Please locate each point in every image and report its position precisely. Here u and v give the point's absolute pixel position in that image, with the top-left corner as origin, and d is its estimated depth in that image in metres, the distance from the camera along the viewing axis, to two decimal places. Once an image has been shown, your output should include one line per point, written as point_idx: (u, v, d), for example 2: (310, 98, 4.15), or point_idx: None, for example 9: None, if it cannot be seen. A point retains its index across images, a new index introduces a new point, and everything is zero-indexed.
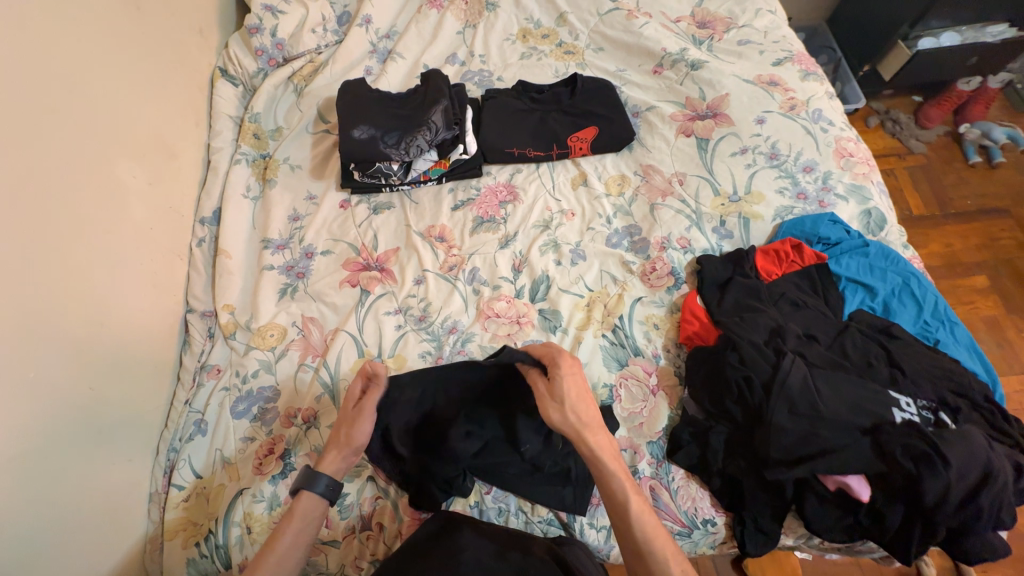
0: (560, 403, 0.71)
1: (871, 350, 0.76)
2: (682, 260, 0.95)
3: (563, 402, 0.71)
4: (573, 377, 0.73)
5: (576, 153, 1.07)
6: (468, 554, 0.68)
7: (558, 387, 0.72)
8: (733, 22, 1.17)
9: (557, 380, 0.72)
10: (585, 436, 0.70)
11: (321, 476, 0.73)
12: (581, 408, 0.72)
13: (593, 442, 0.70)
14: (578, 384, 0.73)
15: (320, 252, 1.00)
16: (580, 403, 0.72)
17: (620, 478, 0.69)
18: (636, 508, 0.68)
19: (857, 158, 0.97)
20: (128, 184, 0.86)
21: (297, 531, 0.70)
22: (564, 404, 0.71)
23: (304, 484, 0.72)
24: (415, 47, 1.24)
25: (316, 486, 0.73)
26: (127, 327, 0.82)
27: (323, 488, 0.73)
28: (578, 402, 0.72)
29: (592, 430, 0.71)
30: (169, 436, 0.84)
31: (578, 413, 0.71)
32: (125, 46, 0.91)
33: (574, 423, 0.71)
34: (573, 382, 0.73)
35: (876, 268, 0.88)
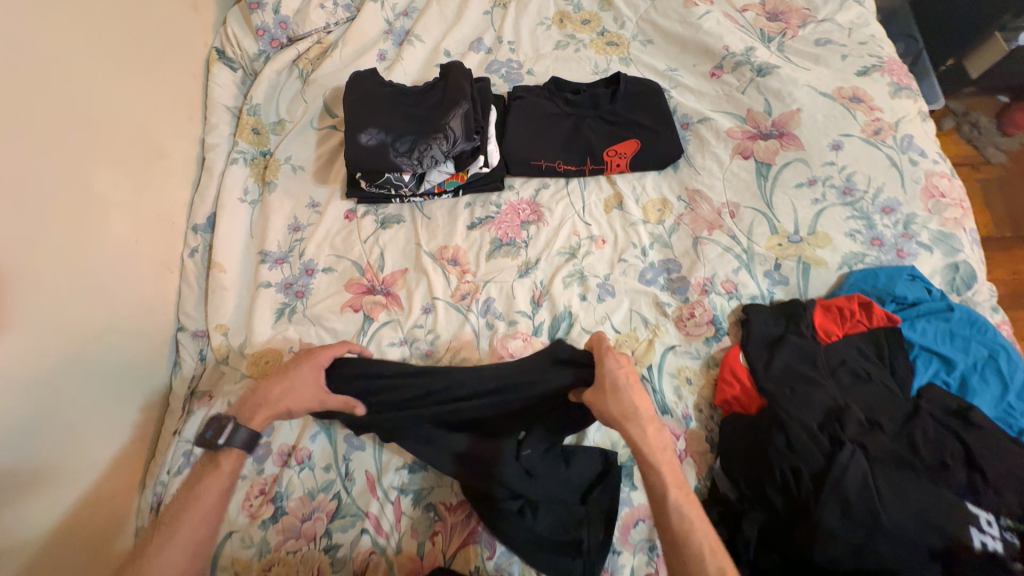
0: (601, 389, 0.69)
1: (947, 446, 0.65)
2: (725, 307, 0.83)
3: (605, 388, 0.69)
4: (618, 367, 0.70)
5: (612, 169, 0.94)
6: None
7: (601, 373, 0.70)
8: (811, 14, 0.99)
9: (601, 365, 0.71)
10: (628, 423, 0.67)
11: (241, 428, 0.68)
12: (627, 394, 0.69)
13: (636, 430, 0.66)
14: (625, 372, 0.70)
15: (321, 269, 0.91)
16: (624, 388, 0.69)
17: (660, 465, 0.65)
18: (675, 499, 0.63)
19: (949, 199, 0.81)
20: (107, 192, 0.77)
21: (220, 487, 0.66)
22: (607, 390, 0.69)
23: (219, 441, 0.67)
24: (436, 28, 1.09)
25: (236, 441, 0.68)
26: (110, 354, 0.76)
27: (242, 443, 0.68)
28: (621, 387, 0.69)
29: (643, 418, 0.67)
30: (156, 470, 0.77)
31: (622, 399, 0.68)
32: (103, 30, 0.79)
33: (616, 409, 0.68)
34: (623, 371, 0.70)
35: (956, 337, 0.75)
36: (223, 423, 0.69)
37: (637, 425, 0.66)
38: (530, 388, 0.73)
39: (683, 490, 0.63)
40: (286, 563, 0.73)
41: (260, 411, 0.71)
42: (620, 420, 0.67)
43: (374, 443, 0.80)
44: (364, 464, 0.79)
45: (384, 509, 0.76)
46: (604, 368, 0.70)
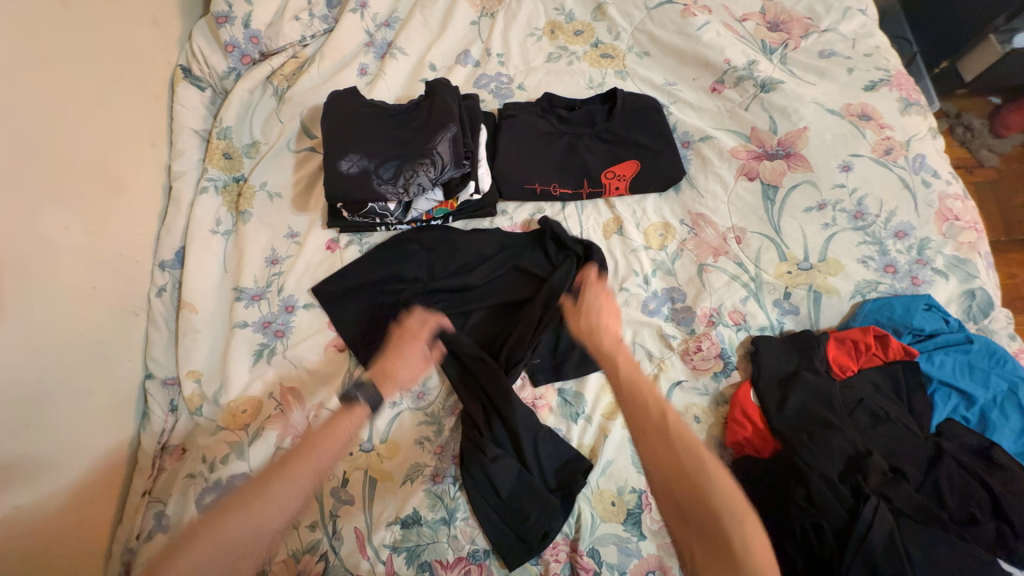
0: (583, 309, 0.81)
1: (974, 494, 0.62)
2: (733, 339, 0.79)
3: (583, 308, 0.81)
4: (598, 292, 0.82)
5: (611, 192, 0.89)
6: None
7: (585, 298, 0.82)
8: (813, 24, 0.94)
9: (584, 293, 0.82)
10: (596, 332, 0.78)
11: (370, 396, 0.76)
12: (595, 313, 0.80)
13: (604, 339, 0.77)
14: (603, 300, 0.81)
15: (301, 305, 0.85)
16: (601, 310, 0.80)
17: (616, 350, 0.77)
18: (624, 369, 0.75)
19: (963, 222, 0.78)
20: (58, 237, 0.69)
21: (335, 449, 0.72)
22: (585, 312, 0.80)
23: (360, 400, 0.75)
24: (419, 39, 1.02)
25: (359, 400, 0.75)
26: (66, 416, 0.68)
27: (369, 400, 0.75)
28: (595, 310, 0.80)
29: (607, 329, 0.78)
30: (124, 536, 0.72)
31: (596, 317, 0.80)
32: (44, 53, 0.70)
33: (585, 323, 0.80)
34: (601, 299, 0.81)
35: (976, 369, 0.72)
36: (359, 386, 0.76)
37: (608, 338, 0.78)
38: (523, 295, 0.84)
39: (631, 364, 0.76)
40: None
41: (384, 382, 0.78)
42: (589, 330, 0.79)
43: (365, 497, 0.74)
44: (353, 521, 0.72)
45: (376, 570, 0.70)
46: (587, 296, 0.82)
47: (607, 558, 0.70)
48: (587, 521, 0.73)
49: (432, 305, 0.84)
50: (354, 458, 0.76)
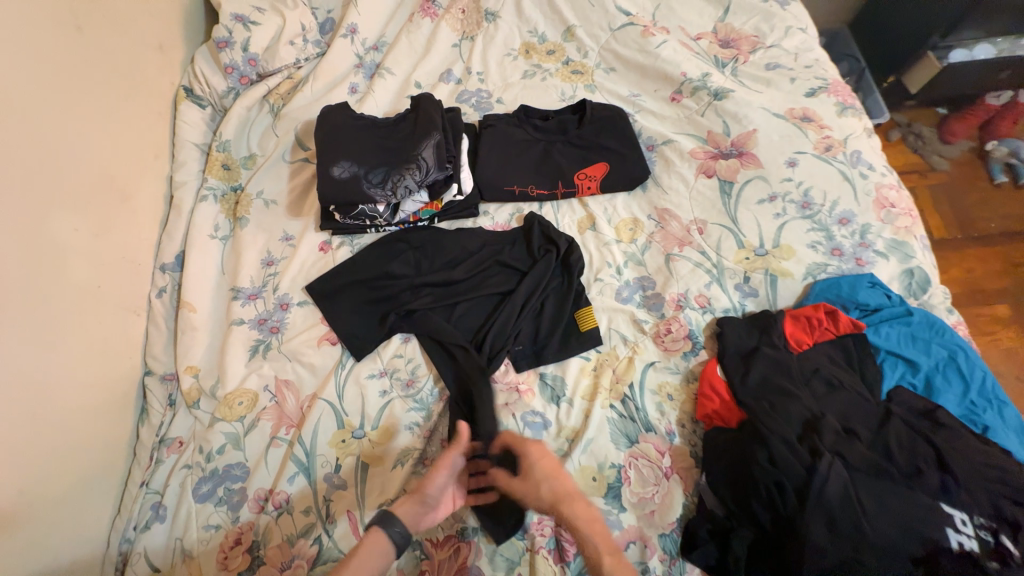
0: (534, 483, 0.69)
1: (920, 450, 0.67)
2: (700, 322, 0.85)
3: (533, 480, 0.69)
4: (546, 471, 0.70)
5: (584, 192, 0.96)
6: None
7: (530, 467, 0.70)
8: (760, 41, 1.05)
9: (525, 456, 0.71)
10: (562, 503, 0.67)
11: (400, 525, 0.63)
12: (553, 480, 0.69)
13: (569, 509, 0.66)
14: (548, 461, 0.70)
15: (296, 303, 0.90)
16: (557, 472, 0.70)
17: (587, 525, 0.65)
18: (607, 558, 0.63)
19: (899, 209, 0.86)
20: (69, 240, 0.74)
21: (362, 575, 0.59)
22: (538, 482, 0.69)
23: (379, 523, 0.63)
24: (405, 61, 1.11)
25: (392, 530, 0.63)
26: (74, 407, 0.72)
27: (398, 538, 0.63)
28: (550, 476, 0.69)
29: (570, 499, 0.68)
30: (122, 525, 0.74)
31: (554, 485, 0.69)
32: (61, 73, 0.77)
33: (548, 495, 0.68)
34: (544, 460, 0.71)
35: (918, 339, 0.79)
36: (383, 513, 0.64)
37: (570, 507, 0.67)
38: (507, 287, 0.90)
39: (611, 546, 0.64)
40: None
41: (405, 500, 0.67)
42: (552, 501, 0.67)
43: (356, 482, 0.77)
44: (346, 506, 0.75)
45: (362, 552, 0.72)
46: (530, 459, 0.71)
47: None
48: None
49: (419, 298, 0.90)
50: (346, 444, 0.80)
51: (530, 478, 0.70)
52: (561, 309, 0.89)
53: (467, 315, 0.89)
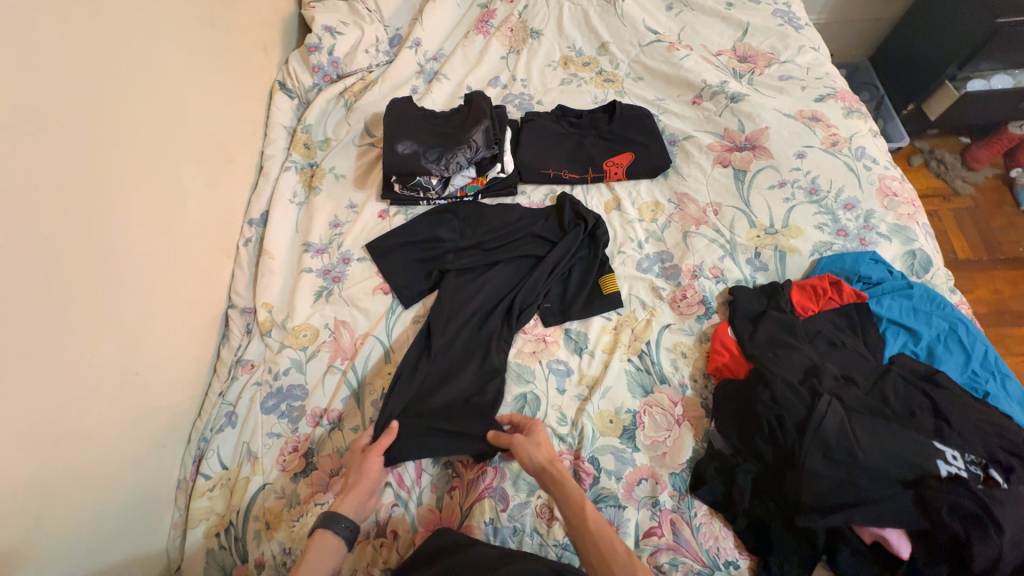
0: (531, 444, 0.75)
1: (915, 399, 0.73)
2: (713, 290, 0.94)
3: (535, 440, 0.75)
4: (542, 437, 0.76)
5: (611, 177, 1.09)
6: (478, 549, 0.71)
7: (534, 430, 0.77)
8: (775, 57, 1.18)
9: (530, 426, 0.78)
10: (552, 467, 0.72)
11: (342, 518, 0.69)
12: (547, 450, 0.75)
13: (561, 467, 0.73)
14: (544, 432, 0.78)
15: (356, 258, 1.04)
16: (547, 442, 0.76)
17: (581, 494, 0.69)
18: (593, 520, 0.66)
19: (901, 198, 0.95)
20: (188, 185, 0.92)
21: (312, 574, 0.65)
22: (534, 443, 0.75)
23: (324, 523, 0.68)
24: (460, 69, 1.29)
25: (336, 527, 0.68)
26: (176, 318, 0.87)
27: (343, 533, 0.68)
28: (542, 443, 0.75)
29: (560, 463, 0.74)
30: (202, 426, 0.87)
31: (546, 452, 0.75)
32: (196, 57, 0.96)
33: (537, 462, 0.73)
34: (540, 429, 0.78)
35: (919, 312, 0.85)
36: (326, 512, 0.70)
37: (561, 464, 0.73)
38: (540, 254, 1.02)
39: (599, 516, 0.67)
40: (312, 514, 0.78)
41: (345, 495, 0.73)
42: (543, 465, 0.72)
43: None
44: None
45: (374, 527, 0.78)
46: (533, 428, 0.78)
47: (605, 465, 0.80)
48: (588, 433, 0.83)
49: (463, 258, 1.02)
50: (391, 375, 0.91)
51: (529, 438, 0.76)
52: (586, 275, 0.99)
53: (502, 277, 1.00)
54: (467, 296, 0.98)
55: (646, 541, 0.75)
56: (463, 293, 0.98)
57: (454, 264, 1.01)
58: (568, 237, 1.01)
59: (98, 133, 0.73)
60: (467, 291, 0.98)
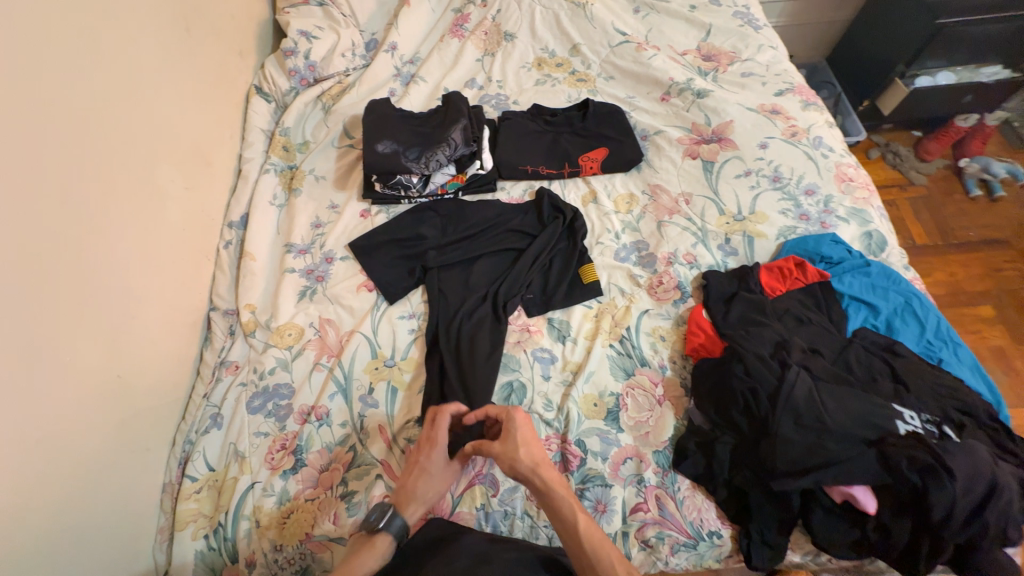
0: (514, 445, 0.72)
1: (876, 366, 0.79)
2: (688, 275, 0.98)
3: (513, 445, 0.72)
4: (526, 436, 0.73)
5: (587, 171, 1.13)
6: (469, 535, 0.72)
7: (511, 432, 0.73)
8: (737, 56, 1.25)
9: (511, 423, 0.74)
10: (541, 468, 0.71)
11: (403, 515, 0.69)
12: (534, 448, 0.73)
13: (547, 471, 0.71)
14: (528, 429, 0.74)
15: (339, 257, 1.04)
16: (533, 438, 0.74)
17: (571, 506, 0.69)
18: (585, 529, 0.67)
19: (857, 183, 1.02)
20: (167, 187, 0.91)
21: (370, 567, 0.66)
22: (518, 443, 0.72)
23: (378, 520, 0.68)
24: (437, 71, 1.32)
25: (393, 525, 0.68)
26: (158, 320, 0.86)
27: (398, 531, 0.67)
28: (528, 442, 0.73)
29: (547, 465, 0.72)
30: (186, 428, 0.87)
31: (532, 450, 0.72)
32: (174, 62, 0.97)
33: (526, 464, 0.71)
34: (522, 427, 0.74)
35: (877, 287, 0.91)
36: (383, 506, 0.69)
37: (547, 468, 0.71)
38: (520, 247, 1.05)
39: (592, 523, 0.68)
40: (305, 510, 0.78)
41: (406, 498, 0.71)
42: (532, 466, 0.71)
43: (386, 402, 0.88)
44: (377, 419, 0.86)
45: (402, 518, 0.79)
46: (514, 425, 0.74)
47: (592, 447, 0.83)
48: (573, 417, 0.85)
49: (445, 254, 1.04)
50: (379, 370, 0.92)
51: (511, 442, 0.72)
52: (567, 266, 1.02)
53: (485, 271, 1.03)
54: (450, 291, 1.00)
55: (633, 517, 0.78)
56: (446, 289, 1.00)
57: (438, 260, 1.02)
58: (547, 230, 1.04)
59: (74, 136, 0.73)
60: (449, 287, 1.00)
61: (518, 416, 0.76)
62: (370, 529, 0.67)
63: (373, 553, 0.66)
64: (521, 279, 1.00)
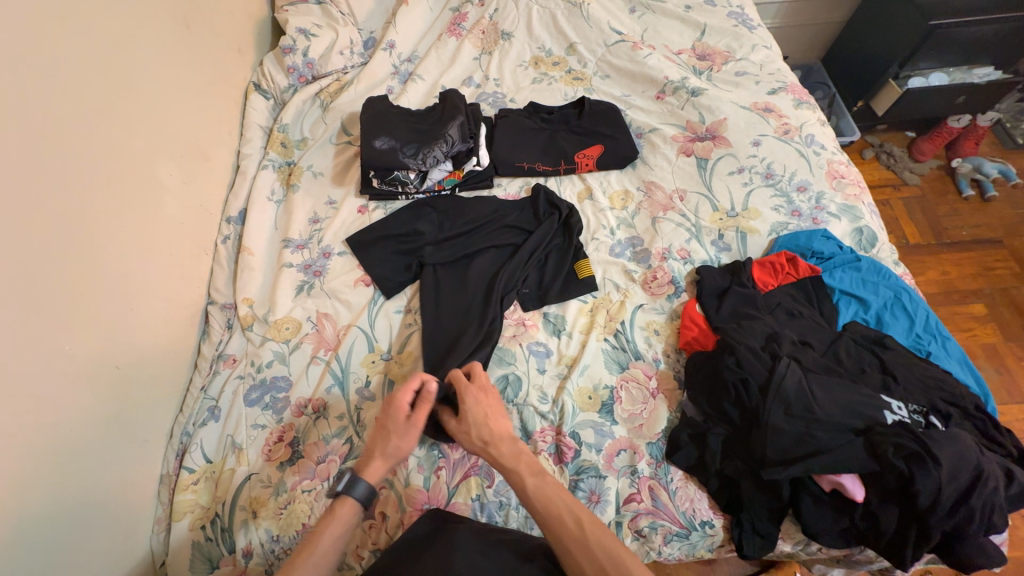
0: (466, 426, 0.74)
1: (865, 357, 0.81)
2: (682, 270, 0.99)
3: (467, 422, 0.74)
4: (479, 416, 0.74)
5: (583, 168, 1.14)
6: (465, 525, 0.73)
7: (464, 414, 0.75)
8: (731, 55, 1.26)
9: (462, 403, 0.75)
10: (492, 446, 0.72)
11: (362, 481, 0.71)
12: (487, 425, 0.74)
13: (496, 449, 0.72)
14: (480, 407, 0.75)
15: (337, 252, 1.05)
16: (484, 418, 0.74)
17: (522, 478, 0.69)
18: (540, 497, 0.68)
19: (848, 180, 1.04)
20: (166, 181, 0.92)
21: (335, 534, 0.68)
22: (469, 425, 0.74)
23: (343, 487, 0.70)
24: (434, 69, 1.33)
25: (356, 491, 0.70)
26: (156, 313, 0.87)
27: (361, 495, 0.70)
28: (478, 423, 0.73)
29: (499, 443, 0.72)
30: (184, 420, 0.88)
31: (484, 428, 0.73)
32: (172, 58, 0.98)
33: (478, 442, 0.73)
34: (480, 401, 0.76)
35: (868, 282, 0.92)
36: (346, 472, 0.72)
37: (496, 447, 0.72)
38: (516, 243, 1.06)
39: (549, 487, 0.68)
40: (301, 501, 0.79)
41: (373, 460, 0.73)
42: (482, 444, 0.73)
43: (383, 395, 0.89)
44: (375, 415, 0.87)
45: (393, 505, 0.80)
46: (465, 406, 0.75)
47: (586, 439, 0.83)
48: (568, 410, 0.86)
49: (441, 250, 1.05)
50: (375, 363, 0.92)
51: (465, 424, 0.74)
52: (562, 262, 1.02)
53: (480, 266, 1.03)
54: (447, 286, 1.00)
55: (627, 507, 0.79)
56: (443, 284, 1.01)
57: (435, 253, 1.04)
58: (544, 226, 1.05)
59: (73, 128, 0.74)
60: (445, 282, 1.01)
61: (473, 392, 0.76)
62: (335, 494, 0.70)
63: (335, 519, 0.69)
64: (517, 275, 1.01)
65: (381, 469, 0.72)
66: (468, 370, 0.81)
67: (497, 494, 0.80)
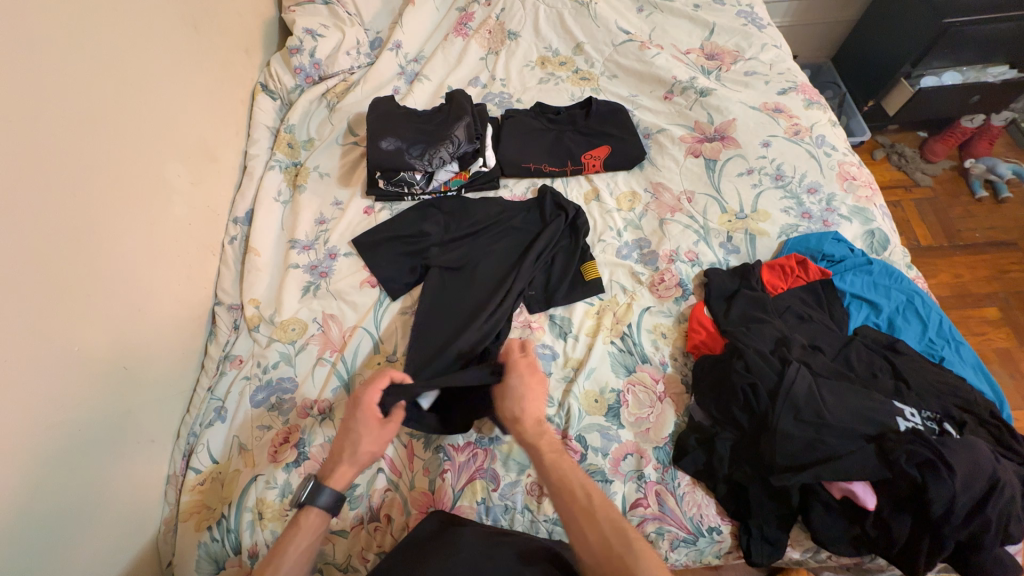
0: (508, 398, 0.76)
1: (876, 362, 0.79)
2: (689, 273, 0.98)
3: (508, 396, 0.76)
4: (522, 391, 0.76)
5: (589, 169, 1.13)
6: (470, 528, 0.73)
7: (507, 387, 0.77)
8: (740, 55, 1.25)
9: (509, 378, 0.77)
10: (522, 423, 0.74)
11: (326, 488, 0.72)
12: (527, 402, 0.76)
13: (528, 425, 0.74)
14: (526, 384, 0.76)
15: (343, 253, 1.05)
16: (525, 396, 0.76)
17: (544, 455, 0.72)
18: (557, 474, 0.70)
19: (859, 181, 1.02)
20: (173, 182, 0.92)
21: (303, 544, 0.69)
22: (511, 398, 0.76)
23: (307, 497, 0.71)
24: (441, 69, 1.32)
25: (321, 499, 0.71)
26: (163, 314, 0.87)
27: (326, 502, 0.71)
28: (521, 399, 0.75)
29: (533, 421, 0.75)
30: (190, 421, 0.88)
31: (523, 405, 0.75)
32: (180, 59, 0.98)
33: (512, 416, 0.75)
34: (524, 381, 0.77)
35: (880, 286, 0.91)
36: (308, 481, 0.73)
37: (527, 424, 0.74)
38: (521, 245, 1.05)
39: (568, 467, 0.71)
40: None
41: (339, 466, 0.74)
42: (515, 419, 0.75)
43: None
44: None
45: (397, 507, 0.80)
46: (511, 381, 0.77)
47: (592, 443, 0.83)
48: (574, 413, 0.85)
49: (447, 251, 1.04)
50: (381, 365, 0.92)
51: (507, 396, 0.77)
52: (568, 264, 1.02)
53: (486, 267, 1.02)
54: (452, 288, 1.00)
55: (633, 512, 0.78)
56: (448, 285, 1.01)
57: (441, 254, 1.03)
58: (550, 227, 1.04)
59: (81, 130, 0.74)
60: (450, 283, 1.01)
61: (518, 372, 0.77)
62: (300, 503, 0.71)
63: (301, 530, 0.70)
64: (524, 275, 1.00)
65: (345, 475, 0.74)
66: (522, 345, 0.82)
67: (502, 497, 0.80)
